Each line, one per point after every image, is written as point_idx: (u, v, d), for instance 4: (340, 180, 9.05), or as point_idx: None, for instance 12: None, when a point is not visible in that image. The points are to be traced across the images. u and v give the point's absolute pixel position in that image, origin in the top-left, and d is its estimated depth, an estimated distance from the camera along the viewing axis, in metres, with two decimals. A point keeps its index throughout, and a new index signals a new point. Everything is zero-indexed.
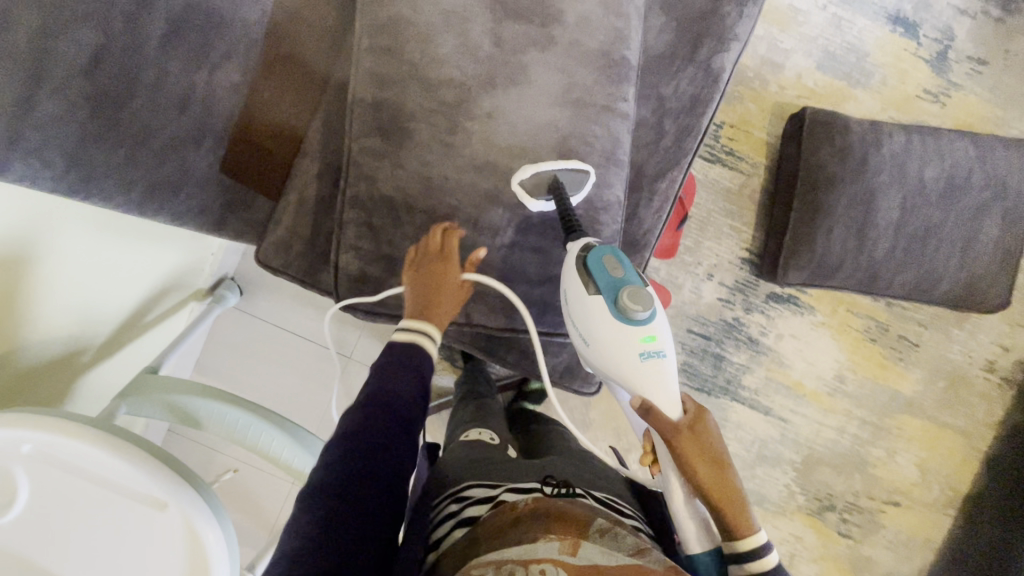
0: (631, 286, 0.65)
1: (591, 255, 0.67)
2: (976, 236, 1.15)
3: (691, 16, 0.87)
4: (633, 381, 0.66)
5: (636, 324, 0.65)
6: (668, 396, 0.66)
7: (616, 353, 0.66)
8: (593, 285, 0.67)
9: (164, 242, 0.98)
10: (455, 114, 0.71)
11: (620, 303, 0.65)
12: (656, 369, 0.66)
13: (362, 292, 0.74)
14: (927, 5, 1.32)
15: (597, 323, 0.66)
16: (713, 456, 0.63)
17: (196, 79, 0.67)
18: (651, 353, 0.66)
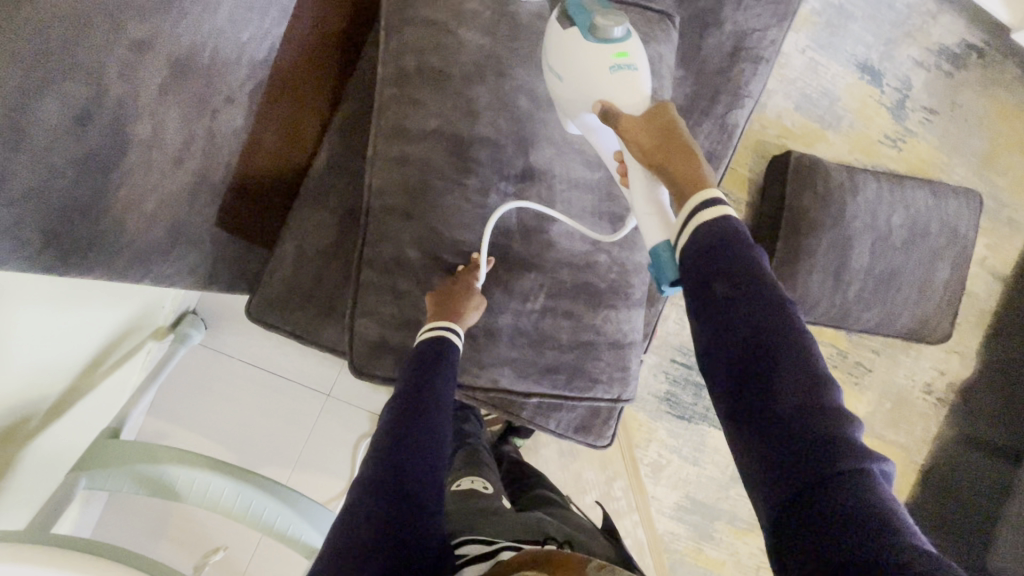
0: (605, 10, 0.61)
1: (568, 1, 0.63)
2: (930, 278, 1.26)
3: (709, 70, 0.87)
4: (601, 74, 0.60)
5: (605, 42, 0.60)
6: (632, 103, 0.59)
7: (591, 71, 0.60)
8: (569, 19, 0.62)
9: (125, 288, 0.86)
10: (491, 177, 0.68)
11: (592, 22, 0.60)
12: (627, 81, 0.59)
13: (382, 359, 0.69)
14: (891, 55, 1.41)
15: (572, 54, 0.61)
16: (666, 129, 0.55)
17: (196, 128, 0.58)
18: (622, 67, 0.59)
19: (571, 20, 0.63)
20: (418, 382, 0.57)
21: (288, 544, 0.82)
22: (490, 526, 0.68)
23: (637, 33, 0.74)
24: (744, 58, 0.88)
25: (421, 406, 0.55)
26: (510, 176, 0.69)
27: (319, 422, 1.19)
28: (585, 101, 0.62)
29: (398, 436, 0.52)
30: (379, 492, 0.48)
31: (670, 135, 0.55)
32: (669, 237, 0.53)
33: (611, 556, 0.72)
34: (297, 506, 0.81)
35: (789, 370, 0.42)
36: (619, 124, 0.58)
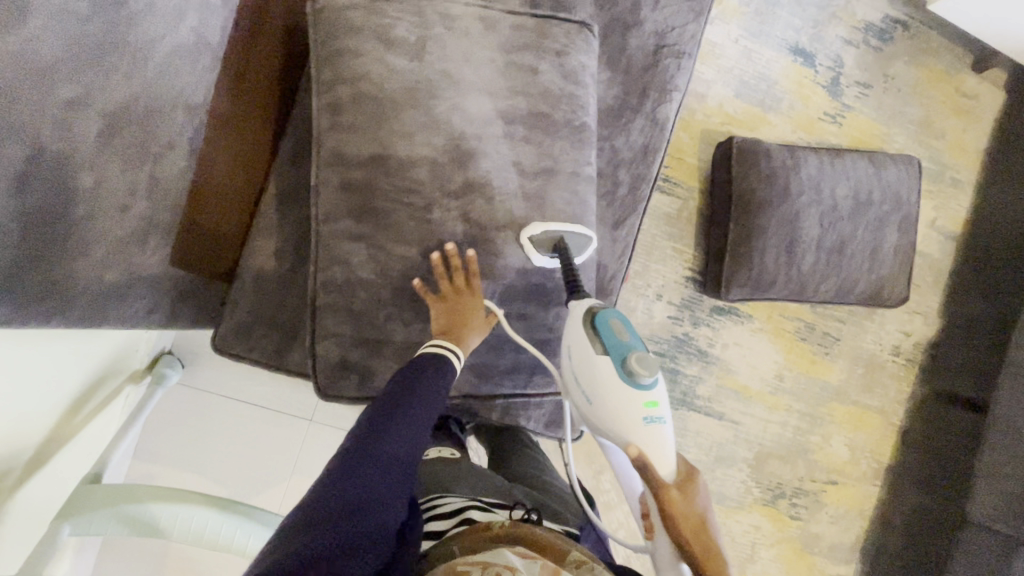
0: (639, 352, 0.66)
1: (601, 321, 0.68)
2: (880, 244, 1.31)
3: (635, 70, 0.92)
4: (630, 431, 0.65)
5: (639, 390, 0.66)
6: (664, 460, 0.65)
7: (625, 403, 0.65)
8: (603, 348, 0.67)
9: (98, 336, 0.88)
10: (431, 192, 0.70)
11: (628, 368, 0.66)
12: (657, 434, 0.66)
13: (346, 377, 0.72)
14: (820, 36, 1.48)
15: (608, 383, 0.66)
16: (700, 525, 0.63)
17: (139, 175, 0.61)
18: (652, 418, 0.66)
19: (602, 343, 0.68)
20: (414, 396, 0.64)
21: None
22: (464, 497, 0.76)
23: (556, 44, 0.77)
24: (668, 54, 0.93)
25: (413, 426, 0.63)
26: (452, 188, 0.71)
27: (305, 447, 1.21)
28: (617, 439, 0.67)
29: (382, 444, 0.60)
30: (353, 486, 0.56)
31: (699, 525, 0.62)
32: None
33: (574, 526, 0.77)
34: None
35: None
36: (653, 483, 0.64)
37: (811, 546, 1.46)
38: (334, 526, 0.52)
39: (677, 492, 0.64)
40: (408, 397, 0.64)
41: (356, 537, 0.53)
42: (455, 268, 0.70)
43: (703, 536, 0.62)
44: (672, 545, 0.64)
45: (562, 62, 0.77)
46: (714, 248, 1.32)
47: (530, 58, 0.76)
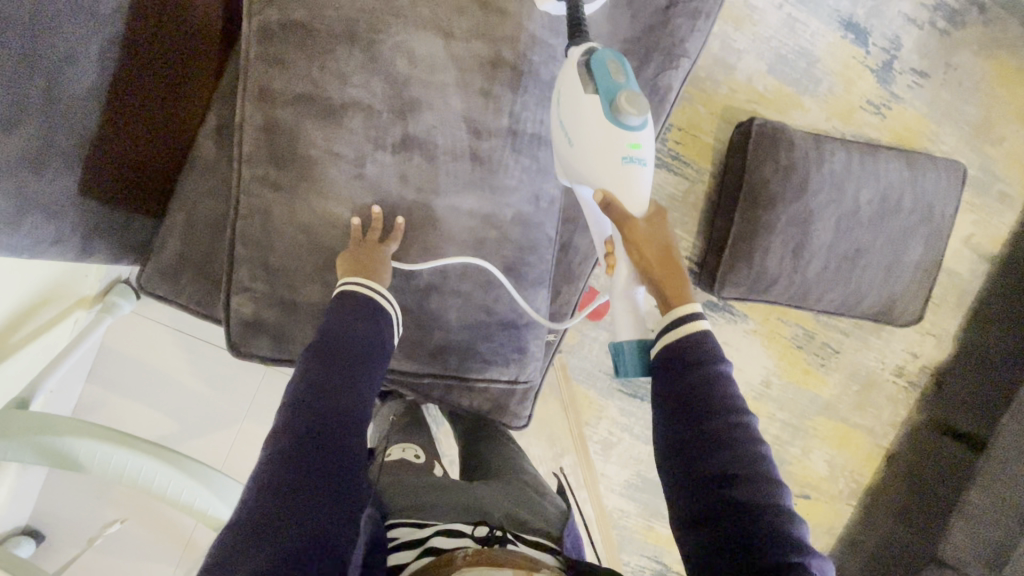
0: (630, 92, 0.58)
1: (597, 61, 0.58)
2: (900, 258, 1.18)
3: (637, 26, 0.79)
4: (605, 175, 0.60)
5: (624, 130, 0.58)
6: (635, 202, 0.62)
7: (601, 158, 0.60)
8: (593, 87, 0.59)
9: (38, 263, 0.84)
10: (365, 146, 0.62)
11: (614, 104, 0.57)
12: (633, 176, 0.60)
13: (259, 336, 0.66)
14: (878, 11, 1.29)
15: (589, 124, 0.59)
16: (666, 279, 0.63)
17: (28, 90, 0.53)
18: (632, 159, 0.60)
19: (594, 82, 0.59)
20: (357, 346, 0.58)
21: (196, 517, 0.83)
22: (425, 515, 0.72)
23: None
24: (681, 12, 0.80)
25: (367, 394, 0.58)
26: (389, 143, 0.62)
27: (258, 393, 1.18)
28: (591, 182, 0.62)
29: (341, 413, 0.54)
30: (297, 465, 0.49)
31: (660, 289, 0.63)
32: (638, 338, 0.67)
33: (545, 532, 0.72)
34: (207, 482, 0.82)
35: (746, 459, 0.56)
36: (620, 222, 0.62)
37: None
38: (307, 510, 0.47)
39: (644, 227, 0.63)
40: (338, 358, 0.57)
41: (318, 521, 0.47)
42: (375, 229, 0.62)
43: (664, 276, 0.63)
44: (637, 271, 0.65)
45: None
46: (714, 238, 1.22)
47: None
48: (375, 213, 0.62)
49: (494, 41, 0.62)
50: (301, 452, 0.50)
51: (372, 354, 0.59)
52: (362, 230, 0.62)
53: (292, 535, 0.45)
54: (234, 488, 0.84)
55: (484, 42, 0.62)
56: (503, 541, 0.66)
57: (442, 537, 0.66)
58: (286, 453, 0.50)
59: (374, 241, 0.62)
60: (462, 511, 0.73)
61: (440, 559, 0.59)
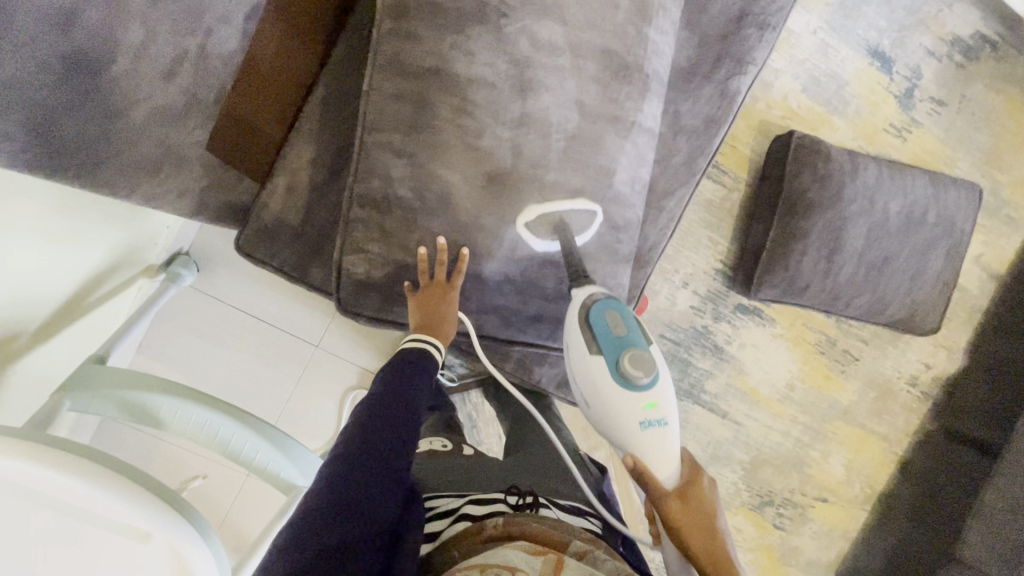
0: (632, 351, 0.65)
1: (596, 317, 0.67)
2: (923, 268, 1.26)
3: (713, 33, 0.86)
4: (626, 434, 0.66)
5: (637, 392, 0.65)
6: (662, 464, 0.67)
7: (619, 417, 0.66)
8: (598, 349, 0.66)
9: (118, 216, 0.86)
10: (484, 118, 0.67)
11: (620, 365, 0.65)
12: (657, 436, 0.66)
13: (367, 295, 0.71)
14: (902, 42, 1.39)
15: (600, 381, 0.66)
16: (708, 530, 0.65)
17: (188, 44, 0.58)
18: (652, 421, 0.66)
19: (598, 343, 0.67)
20: (411, 381, 0.66)
21: (268, 479, 0.85)
22: (457, 488, 0.71)
23: None
24: (751, 23, 0.87)
25: (395, 426, 0.61)
26: (505, 119, 0.67)
27: (307, 371, 1.20)
28: (619, 445, 0.68)
29: (376, 437, 0.59)
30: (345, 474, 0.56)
31: (705, 539, 0.65)
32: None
33: (579, 499, 0.73)
34: (281, 445, 0.83)
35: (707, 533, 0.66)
36: (653, 494, 0.66)
37: (788, 558, 1.46)
38: (345, 517, 0.53)
39: (676, 499, 0.66)
40: (393, 387, 0.65)
41: (354, 529, 0.52)
42: (439, 264, 0.68)
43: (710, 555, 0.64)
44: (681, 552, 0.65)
45: (641, 3, 0.73)
46: (750, 242, 1.28)
47: None
48: (439, 249, 0.68)
49: (600, 34, 0.70)
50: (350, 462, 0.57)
51: (417, 392, 0.66)
52: (426, 267, 0.68)
53: (332, 538, 0.51)
54: (306, 454, 0.86)
55: (594, 35, 0.70)
56: (535, 505, 0.66)
57: (473, 506, 0.65)
58: (338, 462, 0.57)
59: (439, 278, 0.68)
60: (495, 482, 0.73)
61: (468, 528, 0.60)
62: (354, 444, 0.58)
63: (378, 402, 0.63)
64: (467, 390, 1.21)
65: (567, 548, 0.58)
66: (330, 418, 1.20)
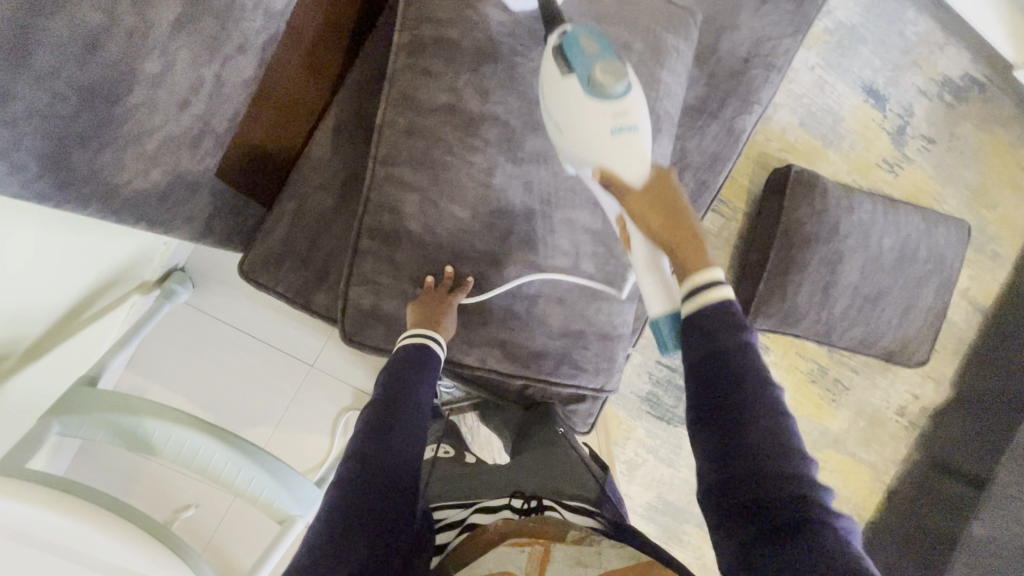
0: (607, 60, 0.56)
1: (569, 41, 0.58)
2: (914, 302, 1.29)
3: (721, 73, 0.88)
4: (599, 141, 0.58)
5: (609, 100, 0.57)
6: (632, 169, 0.58)
7: (590, 130, 0.58)
8: (569, 69, 0.58)
9: (118, 234, 0.84)
10: (497, 155, 0.67)
11: (591, 77, 0.56)
12: (629, 143, 0.58)
13: (372, 327, 0.70)
14: (896, 81, 1.43)
15: (570, 101, 0.58)
16: (671, 217, 0.57)
17: (205, 73, 0.57)
18: (623, 130, 0.57)
19: (570, 65, 0.59)
20: (423, 380, 0.61)
21: (261, 507, 0.82)
22: (465, 497, 0.69)
23: (653, 26, 0.74)
24: (757, 65, 0.89)
25: (410, 430, 0.56)
26: (518, 156, 0.68)
27: (300, 391, 1.18)
28: (585, 163, 0.61)
29: (393, 443, 0.54)
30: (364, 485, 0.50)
31: (669, 216, 0.56)
32: (671, 310, 0.57)
33: (585, 499, 0.68)
34: (277, 475, 0.81)
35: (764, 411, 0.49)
36: (623, 198, 0.59)
37: None
38: (365, 537, 0.47)
39: (639, 218, 0.58)
40: (409, 389, 0.59)
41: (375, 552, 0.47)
42: (446, 283, 0.67)
43: (681, 245, 0.55)
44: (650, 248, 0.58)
45: (653, 45, 0.74)
46: (747, 272, 1.30)
47: (627, 35, 0.73)
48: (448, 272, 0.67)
49: None
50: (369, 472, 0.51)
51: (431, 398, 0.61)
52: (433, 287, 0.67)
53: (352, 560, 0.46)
54: (301, 483, 0.83)
55: None
56: (540, 509, 0.64)
57: (481, 515, 0.63)
58: (356, 471, 0.51)
59: (447, 299, 0.66)
60: (500, 488, 0.70)
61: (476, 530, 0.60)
62: (373, 450, 0.53)
63: (394, 402, 0.57)
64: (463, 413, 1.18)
65: (563, 538, 0.54)
66: (321, 443, 1.17)
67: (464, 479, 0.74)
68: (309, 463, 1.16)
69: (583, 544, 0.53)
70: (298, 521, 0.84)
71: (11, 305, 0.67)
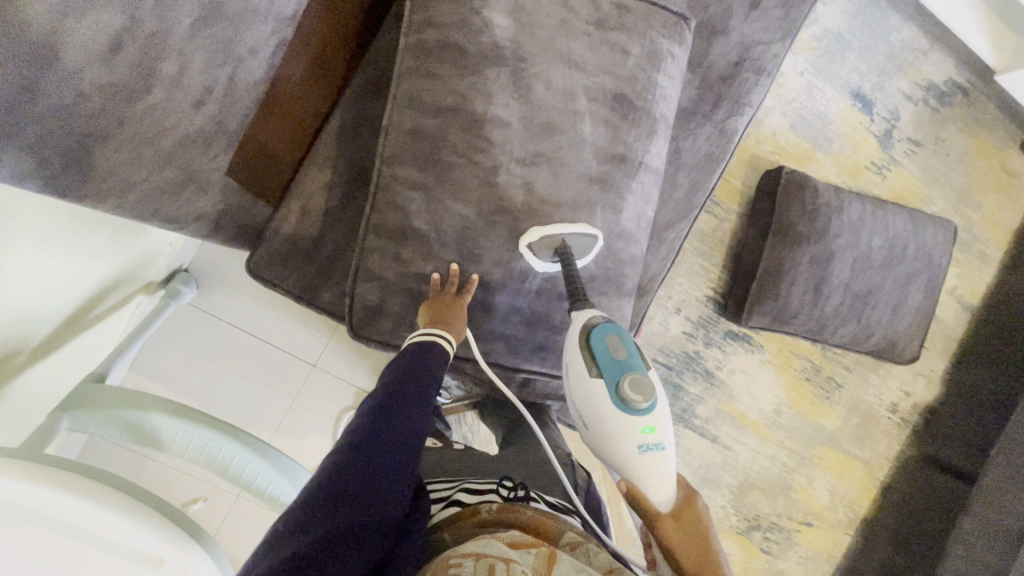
0: (633, 373, 0.64)
1: (598, 339, 0.65)
2: (903, 300, 1.32)
3: (713, 76, 0.91)
4: (627, 458, 0.64)
5: (637, 416, 0.63)
6: (659, 485, 0.65)
7: (621, 441, 0.64)
8: (598, 370, 0.65)
9: (126, 232, 0.85)
10: (500, 153, 0.70)
11: (619, 385, 0.63)
12: (653, 458, 0.64)
13: (379, 321, 0.72)
14: (882, 86, 1.48)
15: (599, 405, 0.64)
16: (698, 539, 0.64)
17: (218, 75, 0.59)
18: (649, 445, 0.64)
19: (598, 364, 0.65)
20: (430, 375, 0.63)
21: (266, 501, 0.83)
22: (452, 479, 0.70)
23: (648, 31, 0.77)
24: (748, 68, 0.92)
25: (394, 425, 0.57)
26: (519, 153, 0.70)
27: (303, 391, 1.19)
28: (616, 470, 0.66)
29: (389, 424, 0.57)
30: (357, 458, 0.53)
31: (693, 548, 0.63)
32: None
33: (566, 498, 0.71)
34: (283, 468, 0.82)
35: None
36: (650, 511, 0.65)
37: None
38: (350, 505, 0.50)
39: (669, 519, 0.65)
40: (412, 380, 0.62)
41: (358, 520, 0.50)
42: (452, 283, 0.69)
43: (708, 571, 0.62)
44: (676, 571, 0.63)
45: (648, 48, 0.77)
46: (741, 272, 1.33)
47: (624, 38, 0.76)
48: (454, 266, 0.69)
49: (609, 78, 0.74)
50: (362, 447, 0.54)
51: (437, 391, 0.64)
52: (437, 281, 0.69)
53: (335, 523, 0.48)
54: (306, 476, 0.85)
55: (604, 78, 0.74)
56: (525, 498, 0.65)
57: (465, 497, 0.65)
58: (352, 446, 0.55)
59: (451, 296, 0.69)
60: (486, 476, 0.72)
61: (468, 512, 0.61)
62: (369, 430, 0.56)
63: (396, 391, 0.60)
64: (461, 412, 1.20)
65: (558, 539, 0.57)
66: (324, 441, 1.19)
67: (452, 466, 0.75)
68: (312, 461, 1.18)
69: (578, 550, 0.55)
70: None
71: (23, 299, 0.69)
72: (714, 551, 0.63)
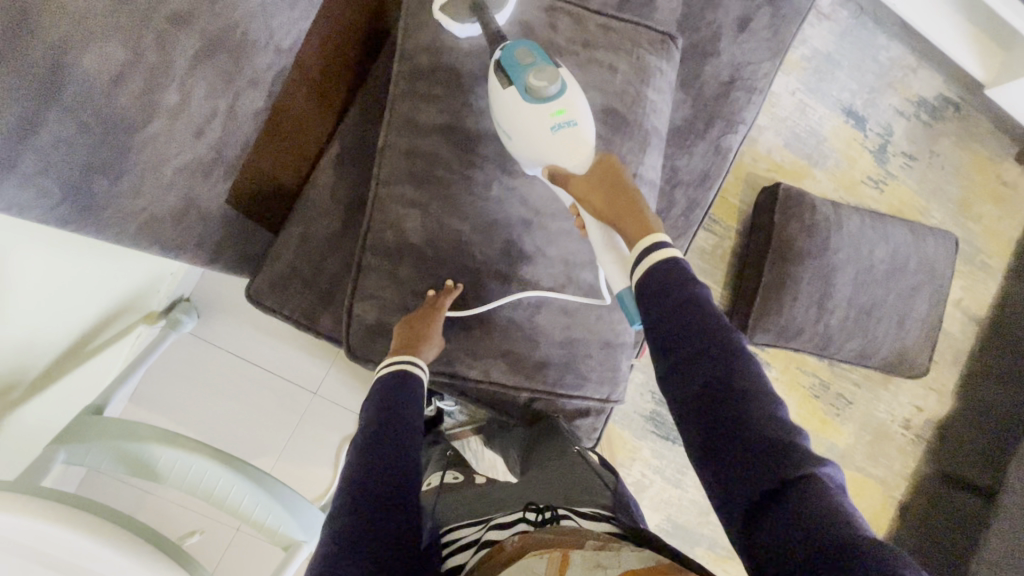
0: (539, 69, 0.62)
1: (506, 54, 0.64)
2: (908, 313, 1.31)
3: (705, 94, 0.92)
4: (540, 143, 0.63)
5: (543, 103, 0.62)
6: (572, 158, 0.62)
7: (531, 125, 0.63)
8: (507, 80, 0.63)
9: (126, 261, 0.86)
10: (496, 172, 0.71)
11: (527, 85, 0.62)
12: (567, 137, 0.62)
13: (377, 342, 0.72)
14: (874, 102, 1.50)
15: (510, 109, 0.64)
16: (614, 188, 0.61)
17: (219, 105, 0.60)
18: (562, 125, 0.62)
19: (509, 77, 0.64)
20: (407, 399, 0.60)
21: (265, 534, 0.81)
22: (478, 516, 0.66)
23: (638, 53, 0.79)
24: (739, 87, 0.93)
25: (379, 465, 0.52)
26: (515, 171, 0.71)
27: (304, 418, 1.17)
28: (536, 162, 0.65)
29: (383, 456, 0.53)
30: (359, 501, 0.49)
31: (610, 198, 0.61)
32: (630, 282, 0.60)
33: (600, 505, 0.65)
34: (282, 499, 0.80)
35: (740, 397, 0.49)
36: (568, 188, 0.63)
37: None
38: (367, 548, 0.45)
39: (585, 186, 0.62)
40: (393, 407, 0.58)
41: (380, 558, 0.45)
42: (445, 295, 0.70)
43: (624, 216, 0.59)
44: (601, 231, 0.62)
45: (639, 69, 0.79)
46: (743, 288, 1.33)
47: (614, 60, 0.78)
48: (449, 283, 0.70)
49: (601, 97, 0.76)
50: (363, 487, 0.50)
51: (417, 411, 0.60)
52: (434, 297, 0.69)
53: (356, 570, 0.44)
54: (306, 507, 0.83)
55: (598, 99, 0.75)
56: (556, 518, 0.61)
57: (496, 531, 0.60)
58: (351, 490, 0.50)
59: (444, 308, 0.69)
60: (512, 502, 0.68)
61: (492, 550, 0.57)
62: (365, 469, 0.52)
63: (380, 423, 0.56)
64: (467, 438, 1.17)
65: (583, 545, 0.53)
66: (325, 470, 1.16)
67: (474, 502, 0.71)
68: (314, 490, 1.15)
69: (603, 549, 0.52)
70: (302, 547, 0.83)
71: (20, 331, 0.69)
72: (635, 201, 0.60)
